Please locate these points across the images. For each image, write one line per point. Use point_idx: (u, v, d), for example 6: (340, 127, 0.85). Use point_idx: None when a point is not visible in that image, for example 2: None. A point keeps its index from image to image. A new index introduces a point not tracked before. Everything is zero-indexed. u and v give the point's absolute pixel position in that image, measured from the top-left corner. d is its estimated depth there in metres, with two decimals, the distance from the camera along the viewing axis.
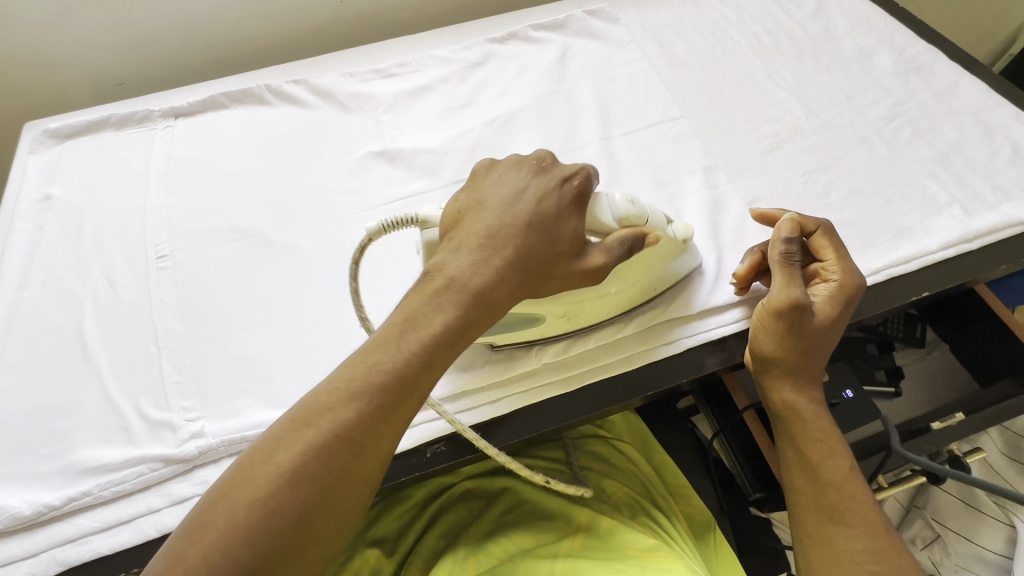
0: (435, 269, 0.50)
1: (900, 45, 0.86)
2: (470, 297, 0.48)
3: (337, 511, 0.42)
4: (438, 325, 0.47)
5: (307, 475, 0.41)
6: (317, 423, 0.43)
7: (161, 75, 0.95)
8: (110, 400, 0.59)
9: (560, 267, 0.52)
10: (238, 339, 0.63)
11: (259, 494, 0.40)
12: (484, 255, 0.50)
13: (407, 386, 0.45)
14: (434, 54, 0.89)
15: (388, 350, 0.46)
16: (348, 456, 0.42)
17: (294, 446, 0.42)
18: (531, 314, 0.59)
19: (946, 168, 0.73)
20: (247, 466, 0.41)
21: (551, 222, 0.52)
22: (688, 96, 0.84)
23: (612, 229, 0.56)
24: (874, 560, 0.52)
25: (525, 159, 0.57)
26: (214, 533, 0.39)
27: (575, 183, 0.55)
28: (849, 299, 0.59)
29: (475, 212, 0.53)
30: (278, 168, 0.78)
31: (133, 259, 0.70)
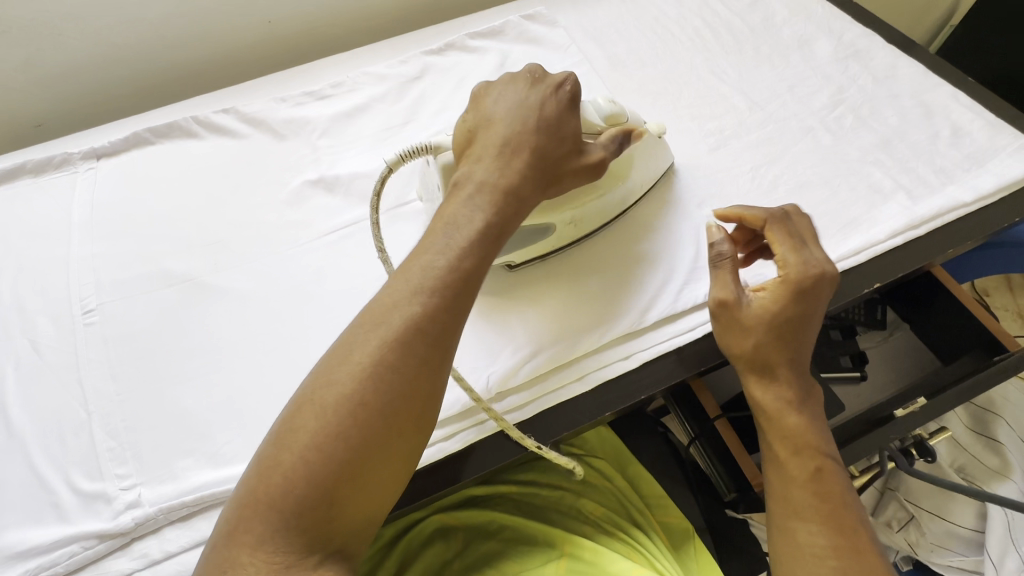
0: (462, 179, 0.51)
1: (838, 31, 0.86)
2: (503, 197, 0.50)
3: (416, 405, 0.42)
4: (480, 221, 0.48)
5: (387, 370, 0.42)
6: (384, 324, 0.43)
7: (83, 112, 0.90)
8: (37, 475, 0.56)
9: (568, 169, 0.55)
10: (174, 395, 0.60)
11: (342, 394, 0.41)
12: (505, 161, 0.51)
13: (466, 276, 0.46)
14: (369, 71, 0.85)
15: (438, 249, 0.46)
16: (418, 350, 0.43)
17: (368, 342, 0.42)
18: (540, 225, 0.63)
19: (890, 154, 0.73)
20: (326, 372, 0.42)
21: (557, 125, 0.55)
22: (631, 97, 0.82)
23: (600, 127, 0.60)
24: (835, 556, 0.49)
25: (518, 75, 0.58)
26: (306, 436, 0.40)
27: (567, 89, 0.57)
28: (796, 290, 0.57)
29: (487, 128, 0.54)
30: (210, 205, 0.74)
31: (57, 317, 0.65)
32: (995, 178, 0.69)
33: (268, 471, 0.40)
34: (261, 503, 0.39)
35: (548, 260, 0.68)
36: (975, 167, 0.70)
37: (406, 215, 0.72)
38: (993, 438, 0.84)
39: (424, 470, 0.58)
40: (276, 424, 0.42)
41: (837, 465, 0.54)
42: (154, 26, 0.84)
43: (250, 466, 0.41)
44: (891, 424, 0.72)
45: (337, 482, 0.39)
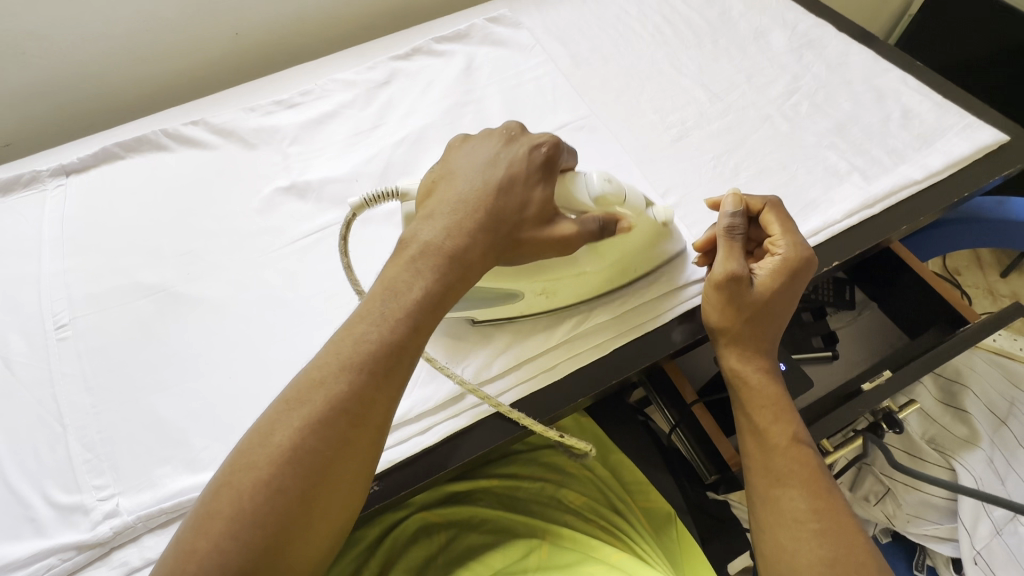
0: (408, 238, 0.49)
1: (792, 22, 0.89)
2: (446, 261, 0.48)
3: (341, 484, 0.43)
4: (418, 291, 0.47)
5: (306, 453, 0.41)
6: (308, 401, 0.43)
7: (51, 130, 0.90)
8: (13, 491, 0.55)
9: (526, 236, 0.52)
10: (150, 404, 0.60)
11: (261, 477, 0.40)
12: (457, 220, 0.50)
13: (398, 350, 0.45)
14: (337, 78, 0.86)
15: (372, 321, 0.45)
16: (346, 428, 0.43)
17: (291, 425, 0.42)
18: (510, 291, 0.60)
19: (845, 138, 0.75)
20: (247, 451, 0.41)
21: (521, 185, 0.53)
22: (595, 93, 0.84)
23: (587, 207, 0.56)
24: (815, 519, 0.52)
25: (494, 131, 0.57)
26: (221, 522, 0.39)
27: (543, 151, 0.54)
28: (794, 270, 0.60)
29: (447, 181, 0.53)
30: (182, 216, 0.74)
31: (29, 333, 0.65)
32: (943, 156, 0.72)
33: (182, 558, 0.39)
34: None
35: (516, 321, 0.65)
36: (924, 146, 0.74)
37: (378, 218, 0.73)
38: (960, 409, 0.87)
39: (402, 464, 0.58)
40: (194, 505, 0.41)
41: (811, 440, 0.58)
42: (120, 41, 0.84)
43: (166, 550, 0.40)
44: (858, 397, 0.74)
45: (252, 569, 0.39)
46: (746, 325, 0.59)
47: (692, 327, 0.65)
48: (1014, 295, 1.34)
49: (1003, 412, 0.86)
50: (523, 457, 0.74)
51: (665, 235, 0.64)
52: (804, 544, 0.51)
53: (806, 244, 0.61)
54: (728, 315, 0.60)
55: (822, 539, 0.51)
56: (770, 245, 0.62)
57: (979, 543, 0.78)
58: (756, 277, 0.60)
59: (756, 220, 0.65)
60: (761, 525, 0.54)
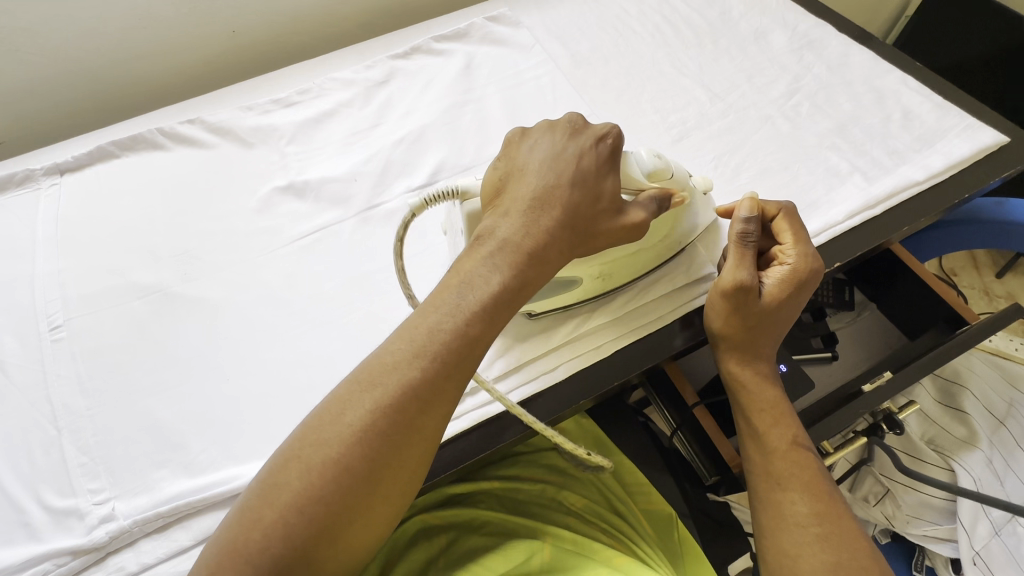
0: (484, 234, 0.50)
1: (792, 22, 0.89)
2: (525, 257, 0.48)
3: (404, 468, 0.43)
4: (495, 285, 0.47)
5: (377, 435, 0.42)
6: (380, 384, 0.44)
7: (46, 129, 0.89)
8: (7, 495, 0.55)
9: (601, 229, 0.52)
10: (146, 406, 0.59)
11: (331, 455, 0.41)
12: (534, 215, 0.49)
13: (471, 341, 0.46)
14: (335, 77, 0.86)
15: (447, 311, 0.46)
16: (415, 414, 0.43)
17: (362, 406, 0.43)
18: (571, 277, 0.60)
19: (846, 139, 0.75)
20: (318, 429, 0.43)
21: (592, 179, 0.52)
22: (596, 93, 0.84)
23: (642, 184, 0.56)
24: (817, 523, 0.52)
25: (555, 123, 0.55)
26: (290, 494, 0.41)
27: (609, 142, 0.53)
28: (802, 281, 0.60)
29: (518, 177, 0.52)
30: (178, 215, 0.73)
31: (23, 335, 0.64)
32: (944, 157, 0.72)
33: (250, 524, 0.40)
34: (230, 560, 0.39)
35: (572, 308, 0.65)
36: (925, 147, 0.74)
37: (377, 218, 0.72)
38: (959, 410, 0.87)
39: None
40: (260, 475, 0.43)
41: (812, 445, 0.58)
42: (115, 38, 0.83)
43: (232, 516, 0.42)
44: (859, 398, 0.73)
45: (313, 541, 0.40)
46: (750, 332, 0.59)
47: (693, 329, 0.65)
48: (1010, 295, 1.34)
49: (1002, 413, 0.87)
50: (524, 459, 0.74)
51: (703, 206, 0.65)
52: (805, 548, 0.51)
53: (816, 255, 0.61)
54: (732, 322, 0.60)
55: (822, 542, 0.51)
56: (778, 254, 0.62)
57: (978, 543, 0.79)
58: (764, 285, 0.60)
59: (768, 227, 0.65)
60: (761, 529, 0.54)
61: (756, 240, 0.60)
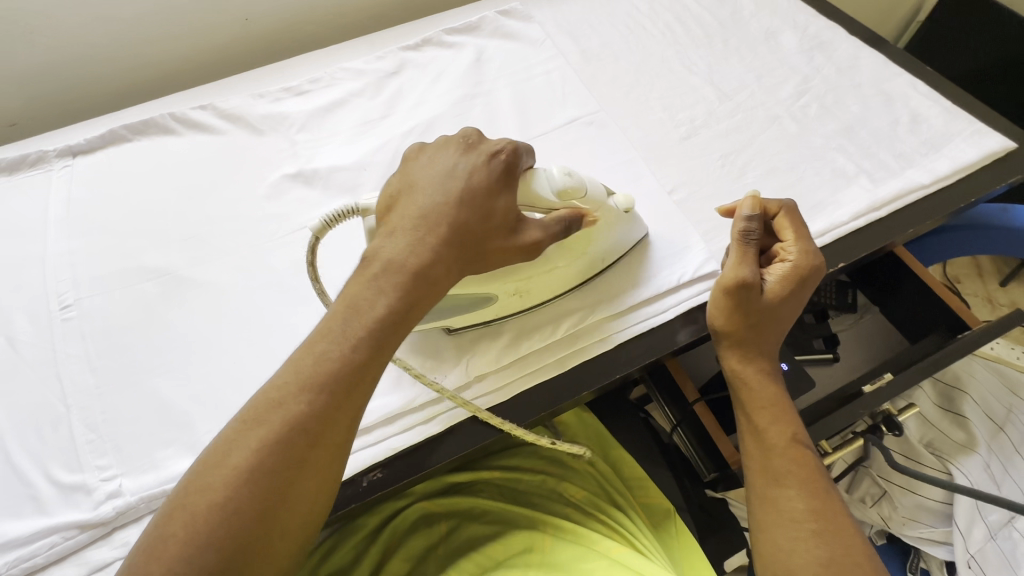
0: (372, 254, 0.48)
1: (803, 23, 0.89)
2: (412, 279, 0.47)
3: (300, 505, 0.41)
4: (381, 309, 0.45)
5: (263, 473, 0.40)
6: (264, 422, 0.41)
7: (58, 112, 0.90)
8: (15, 469, 0.55)
9: (495, 244, 0.51)
10: (154, 386, 0.60)
11: (215, 499, 0.39)
12: (420, 235, 0.48)
13: (360, 367, 0.44)
14: (347, 67, 0.86)
15: (333, 339, 0.44)
16: (305, 448, 0.41)
17: (247, 446, 0.41)
18: (482, 295, 0.59)
19: (853, 140, 0.76)
20: (201, 475, 0.40)
21: (483, 192, 0.51)
22: (605, 89, 0.84)
23: (551, 205, 0.55)
24: (813, 518, 0.52)
25: (451, 138, 0.55)
26: (175, 546, 0.37)
27: (503, 158, 0.53)
28: (804, 278, 0.60)
29: (407, 194, 0.51)
30: (188, 200, 0.74)
31: (34, 313, 0.65)
32: (951, 161, 0.72)
33: None
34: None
35: (493, 322, 0.64)
36: (932, 151, 0.74)
37: None
38: (959, 414, 0.88)
39: (406, 452, 0.59)
40: (147, 528, 0.40)
41: (810, 441, 0.59)
42: (129, 23, 0.84)
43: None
44: (860, 399, 0.74)
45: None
46: (751, 329, 0.60)
47: (693, 326, 0.66)
48: (1012, 304, 1.34)
49: (1001, 418, 0.87)
50: (524, 449, 0.74)
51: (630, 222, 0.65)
52: (801, 543, 0.51)
53: (816, 252, 0.62)
54: (734, 320, 0.60)
55: (819, 538, 0.51)
56: (779, 252, 0.62)
57: (973, 547, 0.79)
58: (766, 283, 0.60)
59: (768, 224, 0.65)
60: (759, 525, 0.55)
61: (757, 238, 0.61)
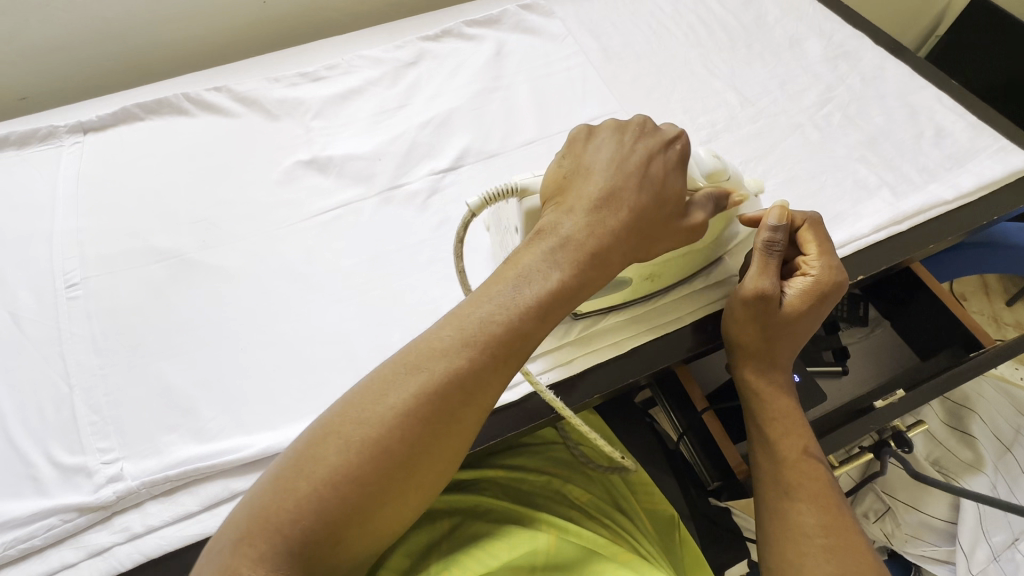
0: (547, 229, 0.49)
1: (829, 31, 0.88)
2: (587, 257, 0.49)
3: (440, 456, 0.43)
4: (554, 282, 0.47)
5: (417, 420, 0.42)
6: (425, 369, 0.43)
7: (70, 88, 0.89)
8: (15, 448, 0.55)
9: (663, 230, 0.53)
10: (160, 369, 0.59)
11: (371, 433, 0.41)
12: (598, 217, 0.50)
13: (519, 336, 0.46)
14: (364, 54, 0.85)
15: (498, 304, 0.46)
16: (457, 404, 0.43)
17: (406, 388, 0.42)
18: (626, 278, 0.59)
19: (875, 152, 0.75)
20: (358, 405, 0.42)
21: (661, 183, 0.52)
22: (626, 88, 0.83)
23: (699, 183, 0.56)
24: (823, 534, 0.52)
25: (622, 123, 0.55)
26: (329, 467, 0.40)
27: (676, 147, 0.54)
28: (826, 295, 0.59)
29: (583, 176, 0.52)
30: (200, 182, 0.73)
31: (39, 290, 0.64)
32: (976, 177, 0.71)
33: (284, 493, 0.40)
34: (266, 523, 0.39)
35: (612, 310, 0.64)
36: (956, 167, 0.73)
37: (400, 198, 0.72)
38: (966, 433, 0.87)
39: None
40: (294, 443, 0.42)
41: (822, 455, 0.58)
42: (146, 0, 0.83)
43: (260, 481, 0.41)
44: (869, 415, 0.73)
45: (345, 518, 0.40)
46: (768, 342, 0.59)
47: (708, 334, 0.65)
48: (1018, 324, 1.33)
49: (1008, 439, 0.86)
50: (530, 450, 0.74)
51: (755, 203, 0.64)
52: (808, 558, 0.51)
53: (840, 268, 0.60)
54: (749, 331, 0.59)
55: (829, 554, 0.50)
56: (803, 265, 0.60)
57: (977, 566, 0.78)
58: (785, 296, 0.59)
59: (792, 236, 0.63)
60: (767, 538, 0.54)
61: (782, 249, 0.59)
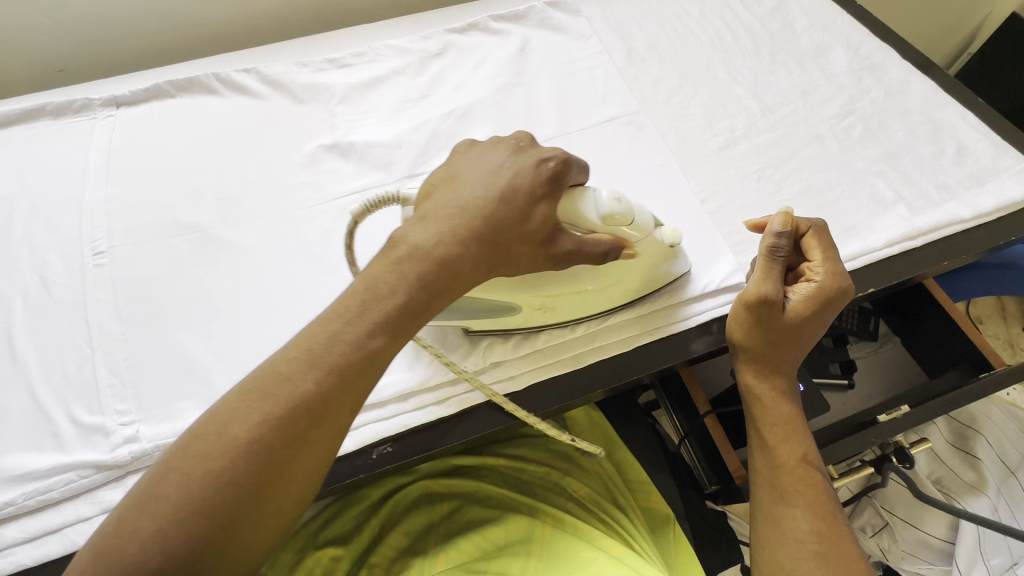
0: (398, 238, 0.46)
1: (856, 43, 0.88)
2: (435, 268, 0.44)
3: (298, 481, 0.40)
4: (401, 297, 0.44)
5: (263, 449, 0.39)
6: (272, 394, 0.40)
7: (105, 64, 0.91)
8: (39, 404, 0.57)
9: (522, 248, 0.49)
10: (178, 338, 0.61)
11: (211, 468, 0.38)
12: (451, 227, 0.46)
13: (372, 354, 0.42)
14: (391, 44, 0.86)
15: (348, 319, 0.42)
16: (308, 427, 0.40)
17: (250, 416, 0.39)
18: (508, 303, 0.58)
19: (894, 167, 0.74)
20: (203, 436, 0.39)
21: (523, 199, 0.48)
22: (647, 90, 0.83)
23: (594, 228, 0.52)
24: (816, 540, 0.52)
25: (502, 139, 0.53)
26: (169, 506, 0.37)
27: (552, 165, 0.50)
28: (829, 300, 0.59)
29: (448, 184, 0.49)
30: (224, 160, 0.75)
31: (68, 256, 0.67)
32: (995, 198, 0.71)
33: (118, 538, 0.36)
34: (101, 572, 0.36)
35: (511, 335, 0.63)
36: (975, 186, 0.72)
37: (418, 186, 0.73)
38: (971, 454, 0.87)
39: (415, 429, 0.60)
40: (138, 484, 0.39)
41: (823, 461, 0.58)
42: None
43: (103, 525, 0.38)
44: (873, 427, 0.74)
45: (196, 555, 0.37)
46: (773, 347, 0.59)
47: (716, 338, 0.65)
48: None
49: (1014, 463, 0.86)
50: (532, 440, 0.74)
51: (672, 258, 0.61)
52: (800, 563, 0.51)
53: (842, 273, 0.60)
54: (755, 337, 0.60)
55: (820, 561, 0.51)
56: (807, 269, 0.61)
57: None
58: (788, 301, 0.59)
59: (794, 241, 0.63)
60: (760, 541, 0.55)
61: (786, 255, 0.59)
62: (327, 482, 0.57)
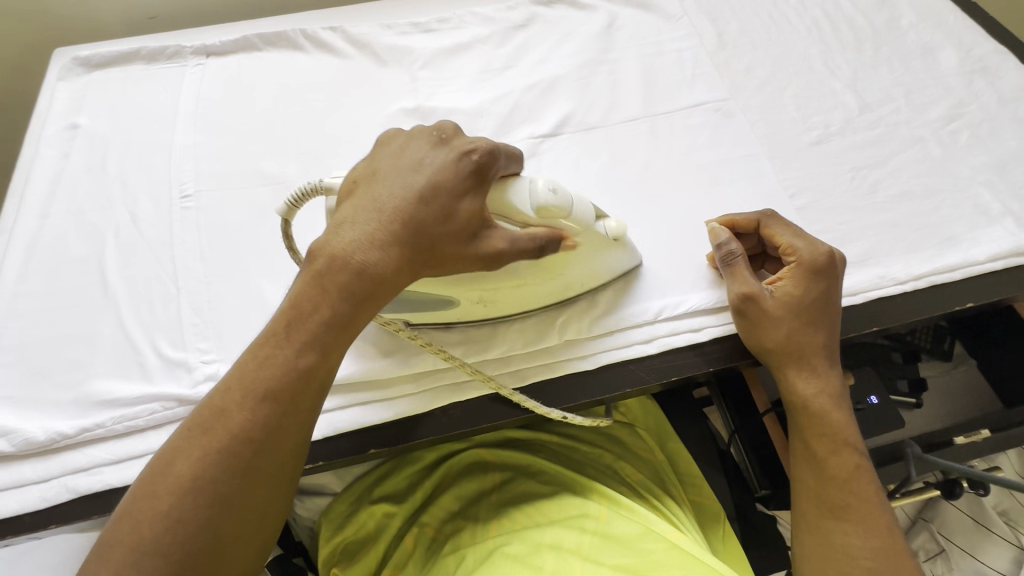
0: (318, 252, 0.46)
1: (968, 43, 0.82)
2: (358, 283, 0.45)
3: (252, 508, 0.43)
4: (326, 316, 0.45)
5: (208, 482, 0.41)
6: (210, 430, 0.42)
7: (194, 15, 0.93)
8: (128, 335, 0.59)
9: (449, 249, 0.47)
10: (258, 285, 0.62)
11: (159, 507, 0.40)
12: (373, 236, 0.46)
13: (308, 376, 0.45)
14: (476, 12, 0.85)
15: (277, 345, 0.44)
16: (251, 455, 0.42)
17: (191, 455, 0.42)
18: (444, 296, 0.56)
19: (1003, 178, 0.70)
20: (151, 479, 0.41)
21: (444, 195, 0.47)
22: (737, 77, 0.80)
23: (528, 218, 0.50)
24: (871, 557, 0.50)
25: (424, 129, 0.52)
26: (122, 550, 0.39)
27: (474, 156, 0.48)
28: (817, 271, 0.57)
29: (367, 184, 0.48)
30: (307, 116, 0.75)
31: (157, 196, 0.69)
32: None
33: None
34: None
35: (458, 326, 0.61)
36: None
37: None
38: None
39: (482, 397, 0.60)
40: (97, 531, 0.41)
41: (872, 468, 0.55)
42: None
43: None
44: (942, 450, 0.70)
45: None
46: (791, 337, 0.56)
47: None
48: None
49: None
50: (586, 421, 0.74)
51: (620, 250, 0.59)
52: None
53: (821, 243, 0.59)
54: (769, 337, 0.57)
55: None
56: (784, 245, 0.59)
57: None
58: (777, 288, 0.58)
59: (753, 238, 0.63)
60: (807, 556, 0.53)
61: (742, 255, 0.60)
62: (394, 440, 0.58)
